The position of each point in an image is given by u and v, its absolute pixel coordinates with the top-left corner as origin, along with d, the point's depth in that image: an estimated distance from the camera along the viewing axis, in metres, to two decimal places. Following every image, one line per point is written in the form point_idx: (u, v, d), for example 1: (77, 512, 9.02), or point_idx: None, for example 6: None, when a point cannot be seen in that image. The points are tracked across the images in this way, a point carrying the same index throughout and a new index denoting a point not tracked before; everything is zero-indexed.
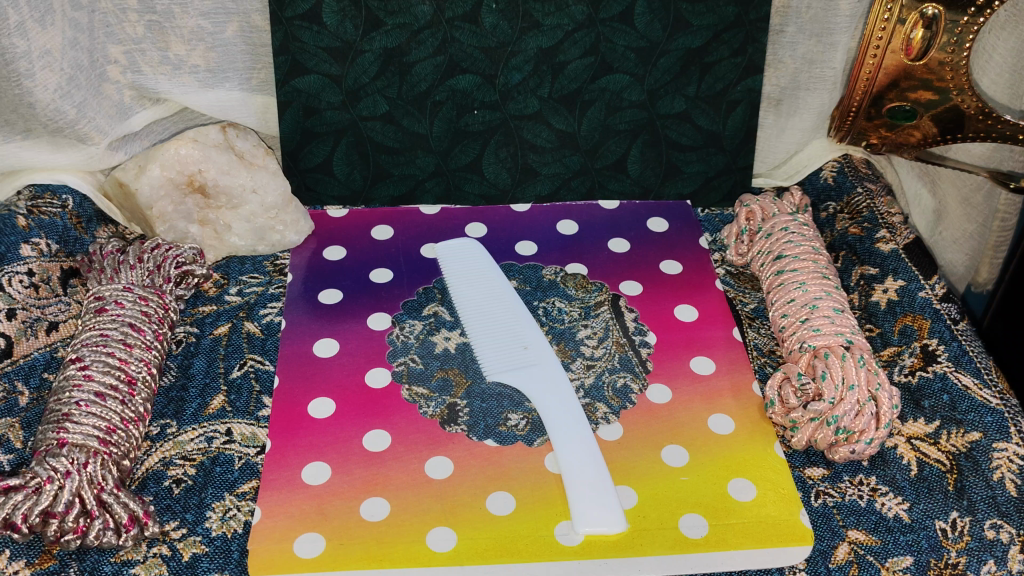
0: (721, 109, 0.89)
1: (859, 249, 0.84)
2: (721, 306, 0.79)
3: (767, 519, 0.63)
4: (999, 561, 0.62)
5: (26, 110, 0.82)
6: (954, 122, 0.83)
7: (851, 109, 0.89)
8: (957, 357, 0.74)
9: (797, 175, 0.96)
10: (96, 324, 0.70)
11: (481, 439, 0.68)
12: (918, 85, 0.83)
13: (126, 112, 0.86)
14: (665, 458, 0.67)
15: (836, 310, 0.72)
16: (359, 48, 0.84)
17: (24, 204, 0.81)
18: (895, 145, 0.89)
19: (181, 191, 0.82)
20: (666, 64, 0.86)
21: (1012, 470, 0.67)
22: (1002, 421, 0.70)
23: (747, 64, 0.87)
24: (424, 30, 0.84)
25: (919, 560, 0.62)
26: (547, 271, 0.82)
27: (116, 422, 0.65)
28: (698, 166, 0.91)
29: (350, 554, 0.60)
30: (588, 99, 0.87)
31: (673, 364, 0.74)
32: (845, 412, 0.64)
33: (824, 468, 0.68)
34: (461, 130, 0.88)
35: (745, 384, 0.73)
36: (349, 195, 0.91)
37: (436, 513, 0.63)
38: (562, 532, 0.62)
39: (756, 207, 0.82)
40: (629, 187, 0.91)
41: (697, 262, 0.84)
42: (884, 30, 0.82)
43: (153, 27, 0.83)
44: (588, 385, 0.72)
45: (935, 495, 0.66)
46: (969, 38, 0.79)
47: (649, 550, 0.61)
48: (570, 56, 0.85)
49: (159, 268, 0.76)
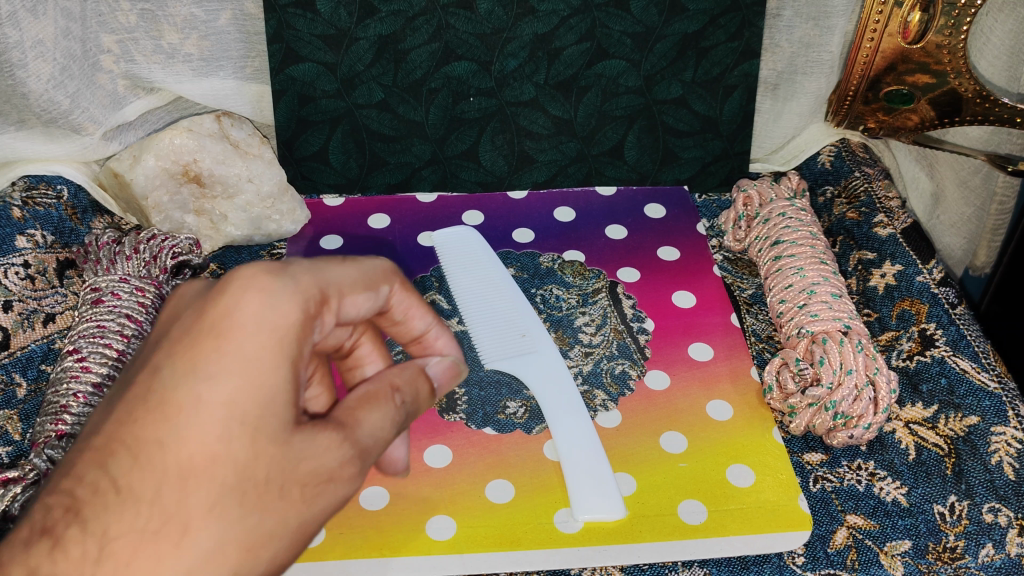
0: (719, 94, 0.89)
1: (856, 233, 0.84)
2: (719, 292, 0.79)
3: (765, 504, 0.63)
4: (998, 545, 0.62)
5: (19, 101, 0.82)
6: (952, 106, 0.83)
7: (848, 93, 0.89)
8: (955, 341, 0.74)
9: (795, 160, 0.95)
10: (93, 315, 0.69)
11: (480, 426, 0.68)
12: (915, 68, 0.82)
13: (120, 101, 0.86)
14: (664, 445, 0.67)
15: (833, 295, 0.71)
16: (353, 36, 0.83)
17: (18, 195, 0.80)
18: (892, 129, 0.88)
19: (176, 181, 0.82)
20: (663, 49, 0.86)
21: (1010, 454, 0.67)
22: (1000, 405, 0.69)
23: (744, 48, 0.87)
24: (418, 17, 0.83)
25: (917, 544, 0.62)
26: (545, 258, 0.82)
27: None
28: (695, 152, 0.91)
29: (350, 542, 0.60)
30: (584, 85, 0.87)
31: (671, 350, 0.74)
32: (843, 397, 0.64)
33: (822, 453, 0.69)
34: (457, 117, 0.88)
35: (743, 370, 0.72)
36: (347, 183, 0.91)
37: (436, 501, 0.63)
38: (561, 520, 0.62)
39: (753, 192, 0.82)
40: (626, 173, 0.91)
41: (695, 248, 0.83)
42: (881, 14, 0.81)
43: (146, 16, 0.83)
44: (586, 371, 0.72)
45: (933, 479, 0.66)
46: (966, 21, 0.77)
47: (648, 537, 0.61)
48: (565, 42, 0.85)
49: (155, 259, 0.74)
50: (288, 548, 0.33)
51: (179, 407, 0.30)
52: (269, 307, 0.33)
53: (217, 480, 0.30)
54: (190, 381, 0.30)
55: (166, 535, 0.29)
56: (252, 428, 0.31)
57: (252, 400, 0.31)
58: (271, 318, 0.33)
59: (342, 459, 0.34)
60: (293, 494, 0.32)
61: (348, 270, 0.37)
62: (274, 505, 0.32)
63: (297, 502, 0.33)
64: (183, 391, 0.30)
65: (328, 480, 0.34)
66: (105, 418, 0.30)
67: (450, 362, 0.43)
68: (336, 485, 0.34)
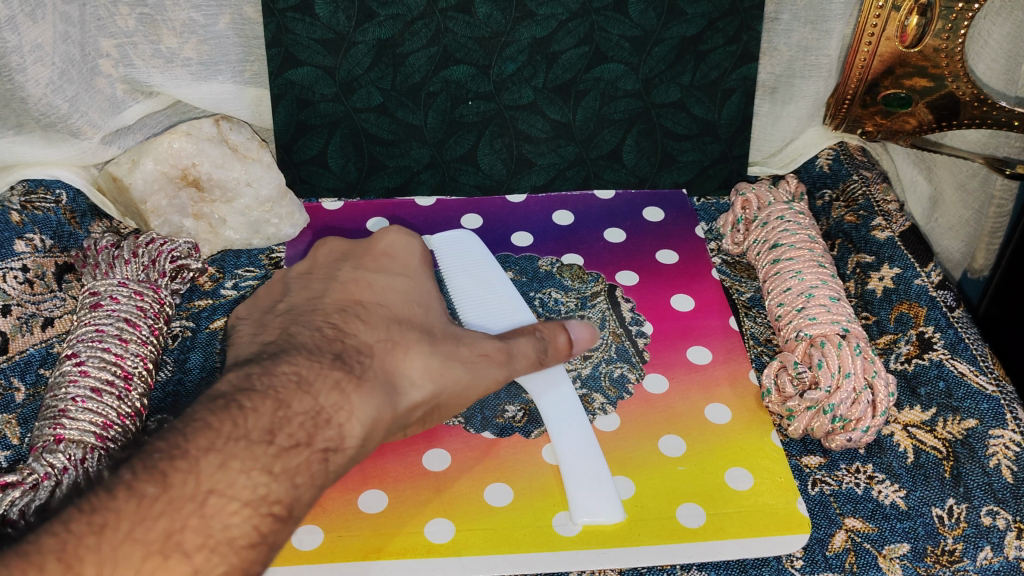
0: (717, 98, 0.89)
1: (854, 237, 0.84)
2: (718, 295, 0.79)
3: (764, 508, 0.63)
4: (996, 548, 0.62)
5: (19, 105, 0.82)
6: (949, 109, 0.83)
7: (846, 97, 0.89)
8: (953, 344, 0.75)
9: (793, 163, 0.95)
10: (91, 319, 0.70)
11: (479, 431, 0.68)
12: (913, 72, 0.82)
13: (118, 106, 0.85)
14: (663, 448, 0.67)
15: (832, 298, 0.71)
16: (352, 40, 0.83)
17: (17, 199, 0.80)
18: (890, 133, 0.89)
19: (175, 185, 0.82)
20: (661, 53, 0.86)
21: (1008, 457, 0.67)
22: (998, 408, 0.70)
23: (742, 52, 0.87)
24: (417, 20, 0.83)
25: (916, 547, 0.62)
26: (543, 262, 0.82)
27: (112, 418, 0.65)
28: (693, 155, 0.91)
29: (349, 545, 0.60)
30: (582, 89, 0.87)
31: (670, 354, 0.74)
32: (841, 400, 0.65)
33: (821, 457, 0.69)
34: (456, 121, 0.88)
35: (742, 373, 0.72)
36: (345, 187, 0.91)
37: (435, 505, 0.63)
38: (560, 523, 0.62)
39: (752, 195, 0.82)
40: (625, 177, 0.91)
41: (694, 251, 0.83)
42: (879, 17, 0.81)
43: (144, 20, 0.83)
44: (585, 375, 0.72)
45: (932, 482, 0.66)
46: (964, 25, 0.78)
47: (645, 539, 0.61)
48: (563, 46, 0.85)
49: (153, 263, 0.75)
50: (462, 389, 0.59)
51: (379, 288, 0.61)
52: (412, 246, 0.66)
53: (411, 328, 0.58)
54: (381, 276, 0.62)
55: (400, 348, 0.57)
56: (423, 305, 0.61)
57: (417, 291, 0.62)
58: (413, 251, 0.65)
59: (495, 347, 0.61)
60: (465, 354, 0.59)
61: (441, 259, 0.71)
62: (452, 356, 0.59)
63: (465, 362, 0.59)
64: (376, 281, 0.61)
65: (483, 356, 0.60)
66: (323, 296, 0.60)
67: (588, 331, 0.64)
68: (488, 362, 0.60)
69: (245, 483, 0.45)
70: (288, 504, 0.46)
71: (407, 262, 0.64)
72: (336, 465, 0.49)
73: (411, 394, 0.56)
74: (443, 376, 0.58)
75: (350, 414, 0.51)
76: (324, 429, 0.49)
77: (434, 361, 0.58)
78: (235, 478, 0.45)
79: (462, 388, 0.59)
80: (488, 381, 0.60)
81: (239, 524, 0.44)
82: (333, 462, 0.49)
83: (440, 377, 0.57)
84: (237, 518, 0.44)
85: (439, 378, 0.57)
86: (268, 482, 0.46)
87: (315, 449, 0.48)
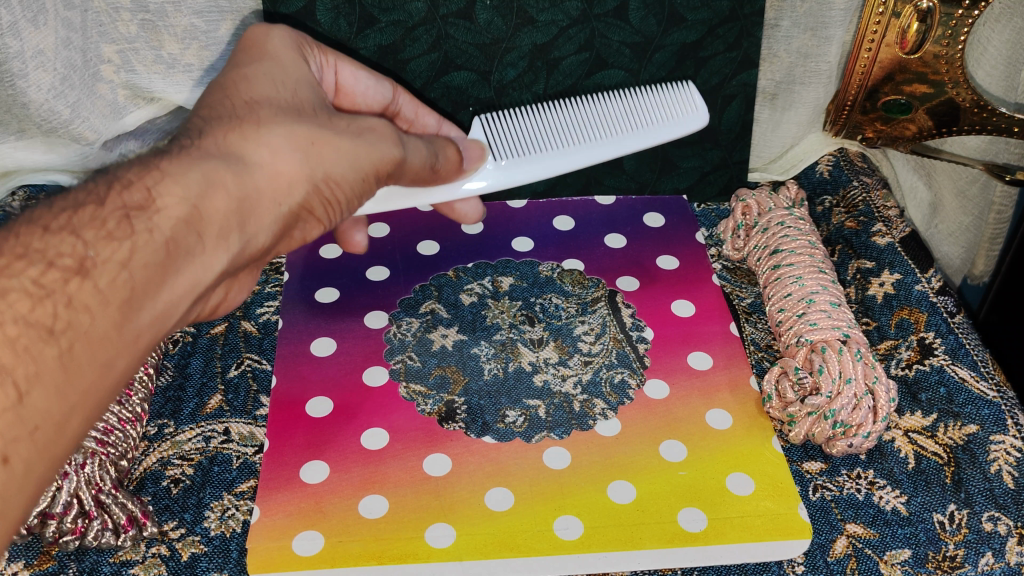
0: (717, 103, 0.89)
1: (855, 242, 0.84)
2: (718, 301, 0.79)
3: (764, 512, 0.62)
4: (997, 554, 0.62)
5: (20, 110, 0.83)
6: (949, 115, 0.83)
7: (846, 103, 0.89)
8: (954, 349, 0.75)
9: (793, 170, 0.95)
10: None
11: (480, 436, 0.68)
12: (913, 78, 0.83)
13: (120, 111, 0.86)
14: (664, 453, 0.67)
15: (833, 304, 0.71)
16: (353, 46, 0.83)
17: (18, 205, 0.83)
18: (889, 139, 0.89)
19: None
20: (662, 59, 0.86)
21: (1009, 463, 0.67)
22: (999, 414, 0.70)
23: (743, 58, 0.87)
24: (418, 27, 0.83)
25: (917, 553, 0.62)
26: (544, 267, 0.82)
27: (113, 422, 0.66)
28: (693, 161, 0.91)
29: (350, 550, 0.60)
30: (583, 95, 0.87)
31: (671, 359, 0.74)
32: (843, 406, 0.65)
33: (822, 462, 0.69)
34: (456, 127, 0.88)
35: (742, 380, 0.72)
36: None
37: (436, 510, 0.63)
38: (561, 527, 0.61)
39: (752, 201, 0.83)
40: (625, 183, 0.92)
41: (694, 258, 0.83)
42: (879, 23, 0.81)
43: (146, 26, 0.81)
44: (586, 381, 0.72)
45: (933, 488, 0.66)
46: (964, 31, 0.78)
47: (647, 543, 0.61)
48: (564, 52, 0.85)
49: None
50: (344, 159, 0.52)
51: (236, 83, 0.53)
52: (283, 34, 0.59)
53: (272, 105, 0.52)
54: (242, 72, 0.54)
55: (249, 123, 0.49)
56: (290, 90, 0.55)
57: (282, 72, 0.56)
58: (286, 44, 0.59)
59: (372, 128, 0.55)
60: (339, 126, 0.53)
61: (405, 100, 0.74)
62: (326, 126, 0.52)
63: (340, 132, 0.53)
64: (239, 77, 0.54)
65: (367, 129, 0.55)
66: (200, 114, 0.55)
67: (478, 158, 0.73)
68: (370, 134, 0.55)
69: (18, 242, 0.41)
70: (80, 259, 0.41)
71: (284, 66, 0.56)
72: (143, 224, 0.43)
73: (279, 169, 0.49)
74: (316, 148, 0.51)
75: (161, 173, 0.45)
76: (130, 195, 0.44)
77: (300, 128, 0.51)
78: (21, 238, 0.41)
79: (350, 157, 0.53)
80: (381, 155, 0.55)
81: (15, 281, 0.40)
82: (140, 218, 0.43)
83: (312, 146, 0.50)
84: (13, 274, 0.40)
85: (314, 150, 0.50)
86: (47, 239, 0.42)
87: (115, 209, 0.43)
